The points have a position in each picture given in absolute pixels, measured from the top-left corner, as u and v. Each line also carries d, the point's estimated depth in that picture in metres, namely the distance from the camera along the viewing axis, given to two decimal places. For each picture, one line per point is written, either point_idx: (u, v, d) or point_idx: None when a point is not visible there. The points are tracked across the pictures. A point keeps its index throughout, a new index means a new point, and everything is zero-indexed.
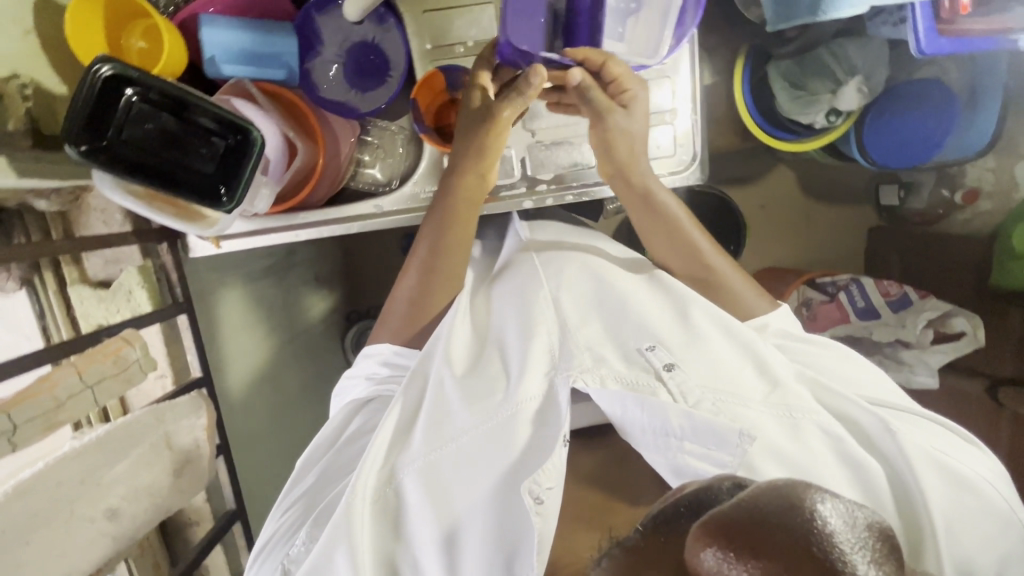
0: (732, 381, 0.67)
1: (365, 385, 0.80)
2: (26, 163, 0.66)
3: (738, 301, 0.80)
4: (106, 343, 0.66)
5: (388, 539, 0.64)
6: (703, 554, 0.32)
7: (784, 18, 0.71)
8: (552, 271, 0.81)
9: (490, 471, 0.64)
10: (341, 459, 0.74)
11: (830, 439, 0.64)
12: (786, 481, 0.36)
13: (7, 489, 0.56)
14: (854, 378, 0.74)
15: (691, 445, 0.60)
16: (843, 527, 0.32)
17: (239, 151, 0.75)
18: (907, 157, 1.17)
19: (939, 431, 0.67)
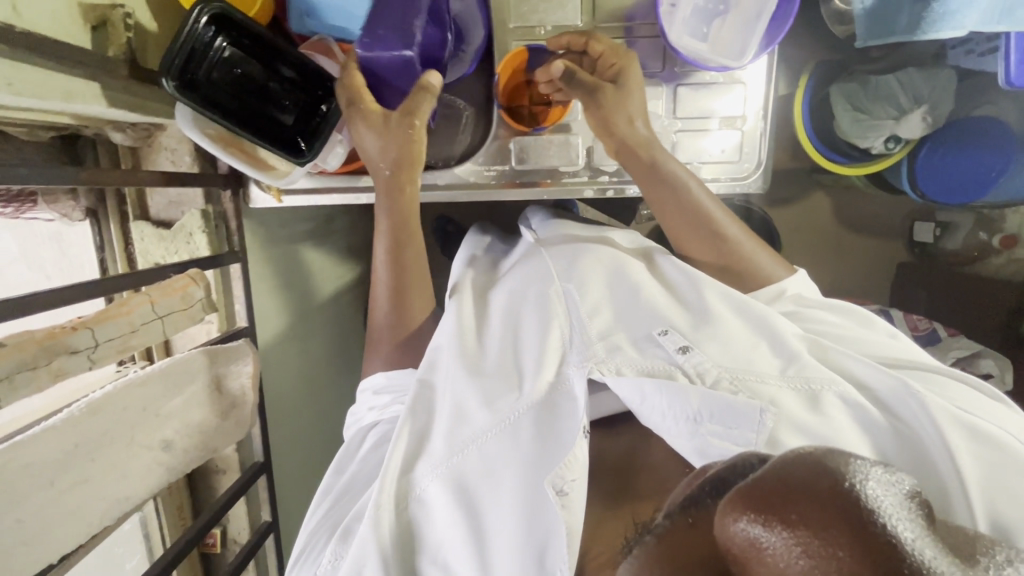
0: (746, 360, 0.63)
1: (373, 408, 0.78)
2: (118, 93, 0.67)
3: (761, 279, 0.79)
4: (174, 280, 0.66)
5: (415, 542, 0.64)
6: (736, 526, 0.32)
7: (877, 36, 0.72)
8: (568, 255, 0.79)
9: (508, 466, 0.62)
10: (364, 465, 0.73)
11: (853, 409, 0.58)
12: (818, 450, 0.34)
13: (80, 405, 0.56)
14: (866, 340, 0.70)
15: (713, 424, 0.56)
16: (886, 496, 0.30)
17: (322, 106, 0.77)
18: (959, 194, 1.14)
19: (966, 392, 0.61)
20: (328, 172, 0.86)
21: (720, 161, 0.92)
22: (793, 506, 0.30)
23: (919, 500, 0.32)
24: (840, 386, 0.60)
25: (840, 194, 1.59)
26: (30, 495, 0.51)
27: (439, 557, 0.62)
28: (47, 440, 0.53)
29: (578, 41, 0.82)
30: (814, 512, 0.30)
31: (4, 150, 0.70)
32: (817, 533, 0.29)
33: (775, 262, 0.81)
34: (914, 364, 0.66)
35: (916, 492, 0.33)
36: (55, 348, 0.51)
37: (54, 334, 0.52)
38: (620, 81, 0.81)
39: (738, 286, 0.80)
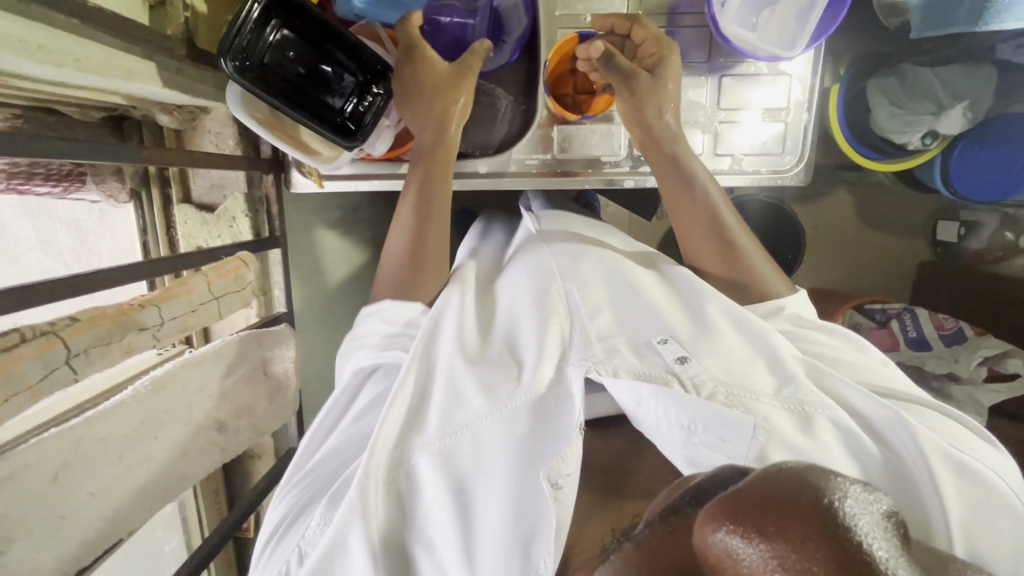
0: (743, 373, 0.58)
1: (370, 350, 0.68)
2: (172, 74, 0.67)
3: (759, 293, 0.74)
4: (226, 262, 0.70)
5: (397, 524, 0.58)
6: (712, 538, 0.27)
7: (934, 25, 0.72)
8: (564, 260, 0.73)
9: (501, 454, 0.56)
10: (347, 435, 0.66)
11: (846, 437, 0.53)
12: (795, 464, 0.30)
13: (145, 383, 0.59)
14: (863, 366, 0.64)
15: (707, 436, 0.53)
16: (865, 517, 0.26)
17: (371, 91, 0.77)
18: (993, 192, 1.13)
19: (957, 427, 0.56)
20: (373, 159, 0.85)
21: (762, 154, 0.91)
22: (773, 518, 0.26)
23: (899, 520, 0.28)
24: (834, 409, 0.55)
25: (864, 191, 1.58)
26: (102, 468, 0.54)
27: (422, 539, 0.57)
28: (115, 415, 0.56)
29: (623, 24, 0.82)
30: (790, 523, 0.26)
31: (56, 130, 0.70)
32: (796, 549, 0.25)
33: (779, 278, 0.76)
34: (904, 396, 0.60)
35: (895, 511, 0.29)
36: (127, 324, 0.54)
37: (126, 312, 0.55)
38: (655, 71, 0.79)
39: (732, 296, 0.76)
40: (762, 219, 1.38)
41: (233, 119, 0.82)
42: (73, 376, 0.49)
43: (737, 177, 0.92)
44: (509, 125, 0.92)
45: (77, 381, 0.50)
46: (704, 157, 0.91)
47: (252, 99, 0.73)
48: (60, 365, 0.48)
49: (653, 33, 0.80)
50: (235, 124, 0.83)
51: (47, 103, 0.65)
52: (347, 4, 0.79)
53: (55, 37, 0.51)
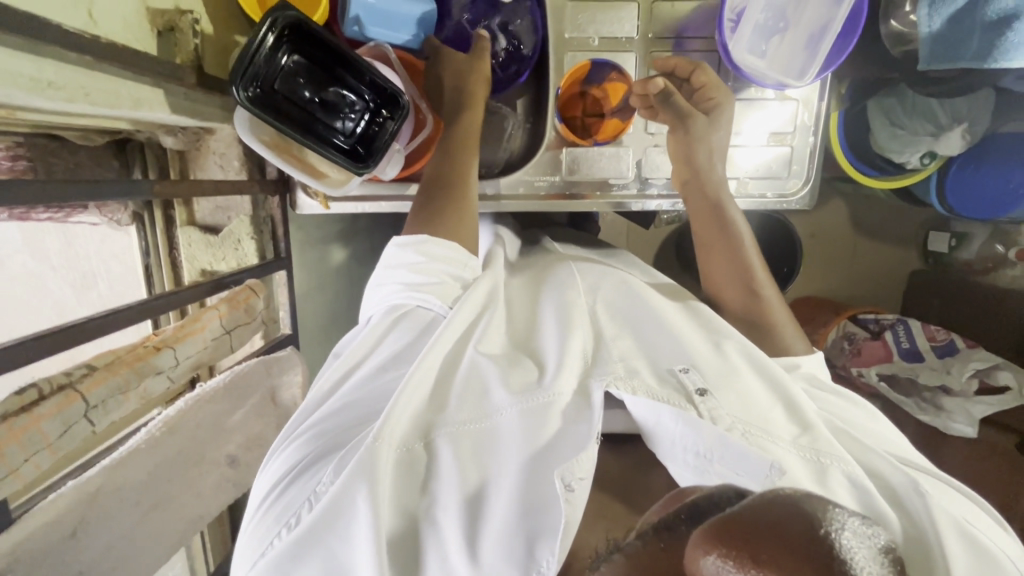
0: (760, 415, 0.58)
1: (401, 291, 0.67)
2: (180, 101, 0.65)
3: (772, 345, 0.75)
4: (236, 291, 0.71)
5: (405, 491, 0.52)
6: (704, 561, 0.29)
7: (941, 60, 0.72)
8: (587, 279, 0.75)
9: (518, 445, 0.53)
10: (364, 391, 0.60)
11: (858, 490, 0.52)
12: (791, 497, 0.32)
13: (159, 424, 0.59)
14: (877, 436, 0.64)
15: (722, 465, 0.51)
16: (857, 547, 0.29)
17: (382, 115, 0.75)
18: (985, 208, 1.16)
19: (975, 510, 0.55)
20: (381, 180, 0.84)
21: (767, 177, 0.92)
22: (763, 545, 0.28)
23: (891, 555, 0.31)
24: (848, 464, 0.54)
25: (858, 201, 1.59)
26: (119, 514, 0.54)
27: (429, 518, 0.51)
28: (131, 460, 0.55)
29: (685, 67, 0.84)
30: (782, 551, 0.28)
31: (59, 156, 0.68)
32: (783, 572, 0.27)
33: (796, 336, 0.76)
34: (925, 468, 0.59)
35: (886, 545, 0.31)
36: (143, 370, 0.56)
37: (143, 357, 0.57)
38: (712, 116, 0.82)
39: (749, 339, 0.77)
40: (761, 233, 1.40)
41: (239, 141, 0.81)
42: (91, 428, 0.52)
43: (744, 200, 0.93)
44: (519, 146, 0.93)
45: (96, 433, 0.52)
46: None
47: (259, 122, 0.72)
48: (78, 420, 0.50)
49: (716, 79, 0.82)
50: (240, 145, 0.82)
51: (50, 130, 0.64)
52: (356, 26, 0.77)
53: (65, 72, 0.49)
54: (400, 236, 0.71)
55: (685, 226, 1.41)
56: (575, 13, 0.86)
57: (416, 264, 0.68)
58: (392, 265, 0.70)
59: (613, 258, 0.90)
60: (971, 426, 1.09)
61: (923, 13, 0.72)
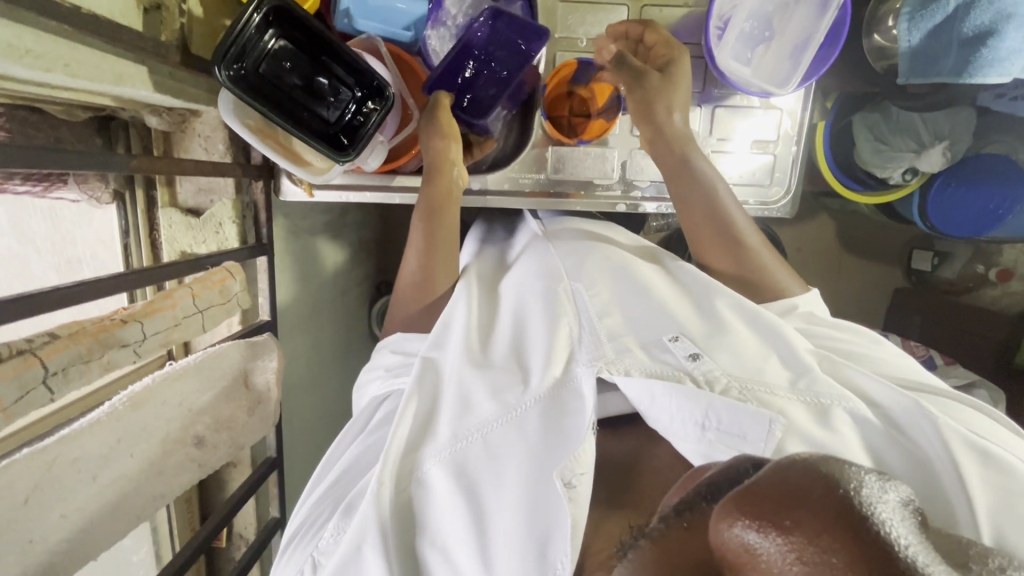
0: (756, 369, 0.59)
1: (383, 379, 0.73)
2: (163, 79, 0.65)
3: (770, 295, 0.76)
4: (212, 273, 0.71)
5: (415, 531, 0.58)
6: (731, 530, 0.29)
7: (919, 73, 0.74)
8: (569, 263, 0.75)
9: (511, 456, 0.57)
10: (364, 450, 0.67)
11: (860, 427, 0.54)
12: (815, 456, 0.31)
13: (123, 399, 0.58)
14: (872, 357, 0.66)
15: (722, 426, 0.52)
16: (883, 504, 0.27)
17: (367, 106, 0.75)
18: (967, 227, 1.15)
19: (973, 415, 0.58)
20: (365, 172, 0.85)
21: (751, 184, 0.93)
22: (788, 512, 0.27)
23: (910, 506, 0.30)
24: (849, 401, 0.56)
25: (847, 218, 1.60)
26: (76, 490, 0.53)
27: (439, 545, 0.56)
28: (90, 435, 0.55)
29: (634, 29, 0.83)
30: (807, 513, 0.27)
31: (40, 129, 0.68)
32: (813, 541, 0.26)
33: (790, 280, 0.77)
34: (923, 388, 0.61)
35: (905, 496, 0.30)
36: (108, 341, 0.55)
37: (108, 328, 0.56)
38: (665, 69, 0.80)
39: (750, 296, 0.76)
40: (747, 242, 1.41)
41: (225, 125, 0.81)
42: (50, 396, 0.50)
43: None
44: (505, 145, 0.94)
45: (54, 401, 0.51)
46: None
47: (243, 106, 0.72)
48: (36, 386, 0.48)
49: (664, 35, 0.81)
50: (226, 129, 0.82)
51: (31, 102, 0.63)
52: (346, 18, 0.78)
53: (46, 41, 0.49)
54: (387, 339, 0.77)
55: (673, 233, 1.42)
56: (566, 14, 0.88)
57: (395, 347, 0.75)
58: (374, 366, 0.76)
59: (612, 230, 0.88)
60: None
61: (903, 27, 0.72)
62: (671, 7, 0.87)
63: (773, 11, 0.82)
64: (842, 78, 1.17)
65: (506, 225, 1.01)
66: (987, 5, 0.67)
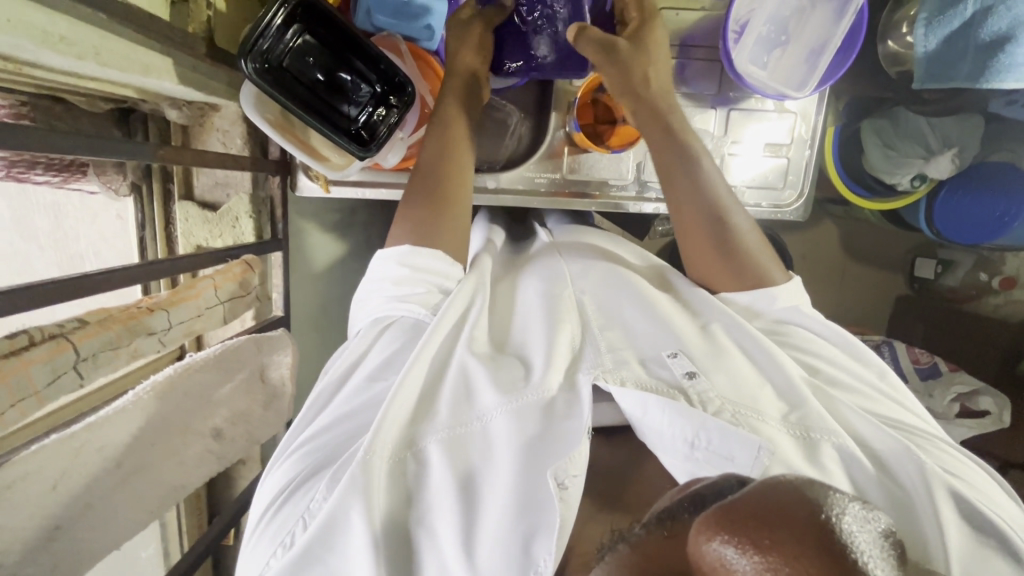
0: (750, 394, 0.60)
1: (387, 301, 0.67)
2: (188, 71, 0.65)
3: (754, 277, 0.71)
4: (232, 265, 0.72)
5: (397, 510, 0.52)
6: (709, 546, 0.28)
7: (934, 78, 0.75)
8: (573, 269, 0.74)
9: (510, 443, 0.53)
10: (351, 404, 0.60)
11: (847, 463, 0.55)
12: (800, 479, 0.30)
13: (147, 388, 0.58)
14: (861, 389, 0.65)
15: (713, 449, 0.52)
16: (864, 538, 0.27)
17: (388, 101, 0.76)
18: (974, 235, 1.15)
19: (955, 457, 0.59)
20: (382, 169, 0.84)
21: (764, 187, 0.94)
22: (769, 530, 0.27)
23: (895, 540, 0.29)
24: (838, 437, 0.57)
25: (849, 224, 1.56)
26: (99, 477, 0.53)
27: (425, 526, 0.51)
28: (115, 422, 0.54)
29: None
30: (786, 535, 0.26)
31: (62, 119, 0.68)
32: (790, 562, 0.26)
33: (775, 266, 0.72)
34: (911, 428, 0.62)
35: (890, 530, 0.29)
36: (136, 328, 0.56)
37: (136, 316, 0.56)
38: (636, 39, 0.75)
39: (734, 280, 0.72)
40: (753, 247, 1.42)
41: (243, 118, 0.81)
42: (79, 381, 0.50)
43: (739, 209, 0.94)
44: (520, 143, 0.94)
45: (83, 386, 0.51)
46: None
47: (264, 101, 0.73)
48: (68, 370, 0.49)
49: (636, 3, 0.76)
50: (245, 123, 0.82)
51: (54, 92, 0.64)
52: (366, 16, 0.78)
53: (77, 28, 0.50)
54: (384, 250, 0.70)
55: None
56: None
57: (399, 277, 0.67)
58: (378, 277, 0.69)
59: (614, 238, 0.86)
60: None
61: (920, 33, 0.74)
62: (688, 11, 0.88)
63: (789, 16, 0.83)
64: (851, 85, 1.18)
65: (511, 229, 1.00)
66: (1004, 12, 0.69)
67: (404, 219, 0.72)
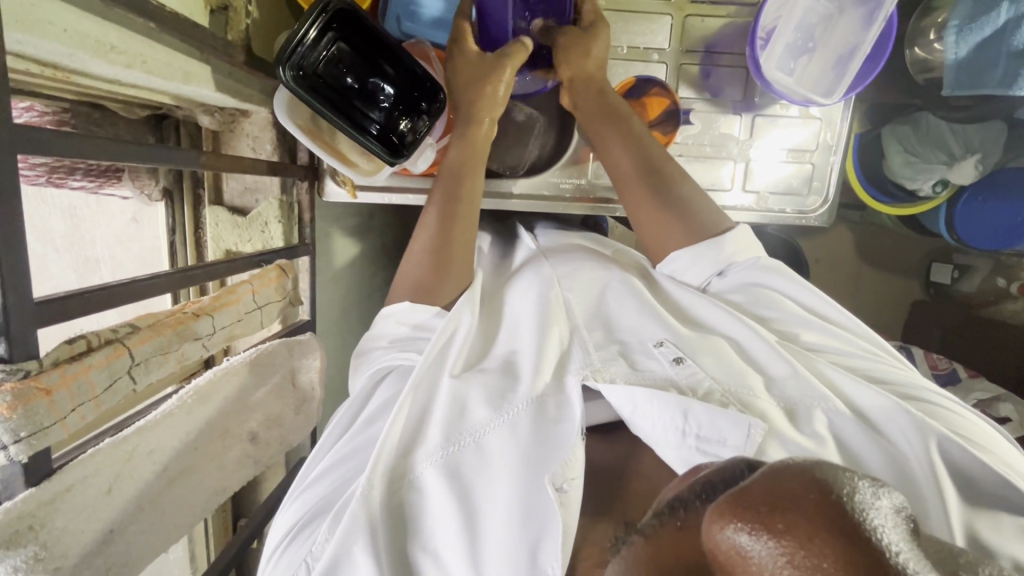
0: (740, 374, 0.60)
1: (387, 352, 0.67)
2: (225, 79, 0.66)
3: (693, 226, 0.72)
4: (268, 270, 0.73)
5: (401, 535, 0.55)
6: (723, 534, 0.27)
7: (964, 86, 0.75)
8: (560, 271, 0.72)
9: (503, 461, 0.55)
10: (351, 443, 0.63)
11: (834, 423, 0.57)
12: (810, 461, 0.30)
13: (190, 392, 0.59)
14: (844, 347, 0.66)
15: (699, 421, 0.52)
16: (887, 529, 0.26)
17: (420, 107, 0.77)
18: (996, 240, 1.14)
19: (938, 401, 0.61)
20: (411, 175, 0.85)
21: (787, 193, 0.94)
22: (781, 514, 0.26)
23: (908, 515, 0.28)
24: (829, 402, 0.58)
25: (864, 228, 1.55)
26: (148, 481, 0.53)
27: (429, 549, 0.54)
28: (164, 425, 0.55)
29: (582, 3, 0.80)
30: (801, 519, 0.26)
31: (100, 125, 0.69)
32: (803, 545, 0.25)
33: (715, 213, 0.73)
34: (899, 385, 0.63)
35: (904, 506, 0.28)
36: (185, 333, 0.57)
37: (184, 321, 0.57)
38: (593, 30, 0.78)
39: (678, 233, 0.72)
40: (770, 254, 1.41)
41: (274, 124, 0.82)
42: (132, 386, 0.51)
43: (762, 215, 0.94)
44: (543, 148, 0.94)
45: (137, 389, 0.52)
46: (731, 190, 0.93)
47: (296, 106, 0.74)
48: (123, 374, 0.50)
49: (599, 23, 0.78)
50: (275, 128, 0.83)
51: (93, 99, 0.64)
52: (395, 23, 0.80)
53: (128, 37, 0.50)
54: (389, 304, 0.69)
55: None
56: (611, 23, 0.89)
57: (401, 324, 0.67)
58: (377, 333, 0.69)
59: (601, 242, 0.87)
60: None
61: (951, 40, 0.74)
62: (713, 18, 0.88)
63: (817, 23, 0.83)
64: None
65: (500, 233, 0.99)
66: None
67: (418, 250, 0.72)
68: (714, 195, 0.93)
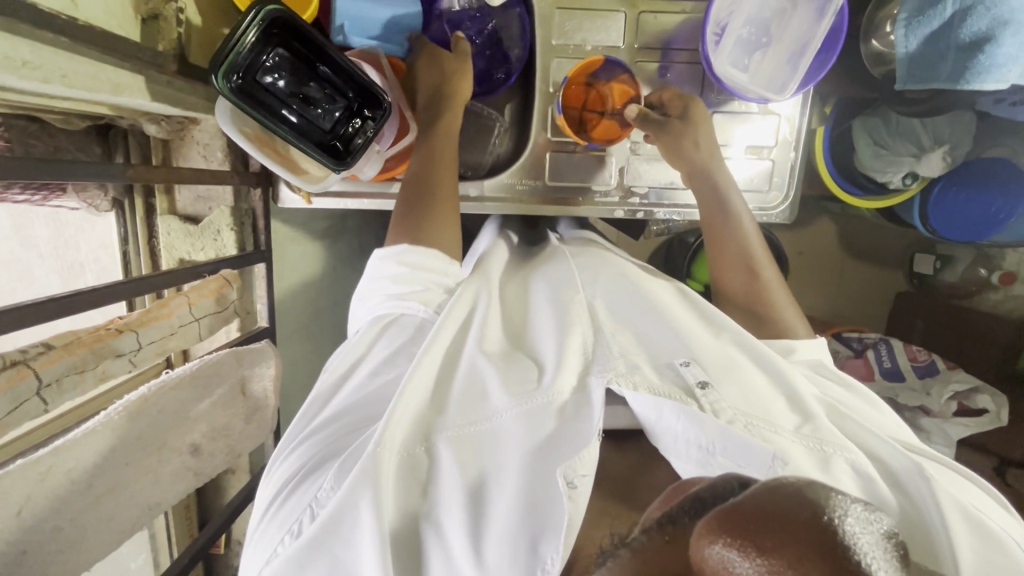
0: (762, 406, 0.57)
1: (386, 303, 0.68)
2: (160, 88, 0.66)
3: (771, 328, 0.76)
4: (208, 280, 0.75)
5: (405, 500, 0.52)
6: (709, 549, 0.27)
7: (919, 79, 0.75)
8: (586, 279, 0.73)
9: (519, 442, 0.52)
10: (357, 396, 0.61)
11: (861, 479, 0.51)
12: (801, 480, 0.30)
13: (118, 409, 0.60)
14: (871, 416, 0.64)
15: (725, 459, 0.49)
16: (874, 551, 0.26)
17: (365, 114, 0.77)
18: (967, 232, 1.11)
19: (970, 488, 0.55)
20: (362, 179, 0.85)
21: (750, 191, 0.93)
22: (770, 532, 0.26)
23: (898, 540, 0.28)
24: (850, 452, 0.53)
25: (847, 221, 1.53)
26: (68, 496, 0.54)
27: (432, 521, 0.50)
28: (87, 443, 0.56)
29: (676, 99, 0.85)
30: (788, 539, 0.26)
31: (39, 138, 0.69)
32: (791, 566, 0.25)
33: (796, 319, 0.77)
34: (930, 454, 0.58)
35: (894, 531, 0.29)
36: (103, 351, 0.58)
37: (103, 339, 0.58)
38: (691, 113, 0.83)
39: (750, 325, 0.78)
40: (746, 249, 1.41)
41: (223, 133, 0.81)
42: (42, 407, 0.52)
43: None
44: (503, 152, 0.95)
45: (47, 411, 0.53)
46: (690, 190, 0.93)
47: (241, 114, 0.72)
48: (30, 397, 0.50)
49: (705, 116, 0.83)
50: (224, 137, 0.82)
51: (29, 112, 0.64)
52: (341, 35, 0.79)
53: (40, 51, 0.49)
54: (383, 248, 0.72)
55: (670, 238, 1.41)
56: (563, 21, 0.87)
57: (398, 276, 0.69)
58: (377, 276, 0.70)
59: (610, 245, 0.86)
60: (948, 450, 1.08)
61: (901, 34, 0.74)
62: (667, 14, 0.87)
63: (770, 17, 0.81)
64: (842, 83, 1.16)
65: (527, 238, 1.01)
66: (984, 12, 0.68)
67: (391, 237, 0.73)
68: (674, 193, 0.93)
